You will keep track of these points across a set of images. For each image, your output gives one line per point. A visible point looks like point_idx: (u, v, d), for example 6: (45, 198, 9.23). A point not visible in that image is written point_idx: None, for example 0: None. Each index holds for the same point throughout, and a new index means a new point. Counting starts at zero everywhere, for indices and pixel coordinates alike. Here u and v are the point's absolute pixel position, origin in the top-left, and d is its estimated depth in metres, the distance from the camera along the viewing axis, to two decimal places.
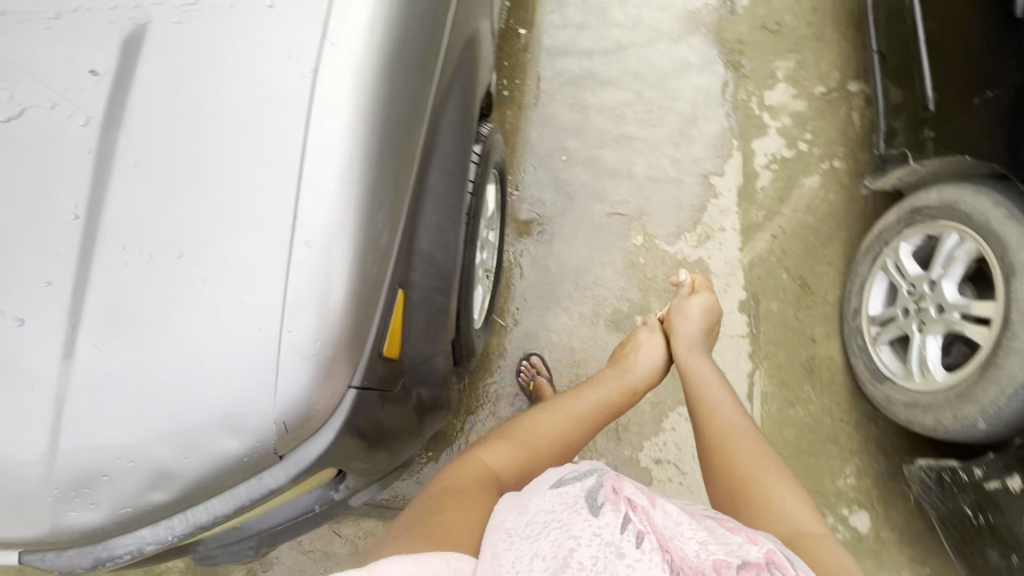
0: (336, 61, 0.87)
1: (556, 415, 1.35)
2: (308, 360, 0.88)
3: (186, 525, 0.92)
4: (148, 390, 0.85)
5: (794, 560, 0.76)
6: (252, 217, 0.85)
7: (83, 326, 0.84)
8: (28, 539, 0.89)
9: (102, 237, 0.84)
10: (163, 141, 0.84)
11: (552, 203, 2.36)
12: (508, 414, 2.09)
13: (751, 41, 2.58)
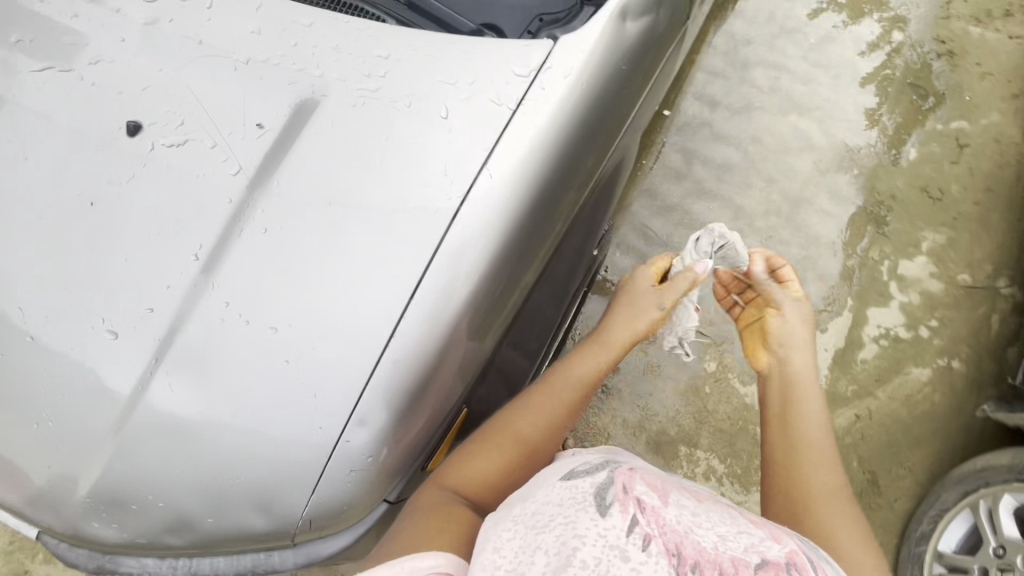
0: (487, 191, 0.82)
1: (533, 406, 1.01)
2: (354, 471, 0.85)
3: (187, 571, 0.92)
4: (200, 444, 0.85)
5: (814, 562, 0.70)
6: (352, 319, 0.83)
7: (167, 363, 0.85)
8: (53, 526, 0.92)
9: (213, 287, 0.84)
10: (297, 215, 0.83)
11: None
12: None
13: (904, 197, 2.22)
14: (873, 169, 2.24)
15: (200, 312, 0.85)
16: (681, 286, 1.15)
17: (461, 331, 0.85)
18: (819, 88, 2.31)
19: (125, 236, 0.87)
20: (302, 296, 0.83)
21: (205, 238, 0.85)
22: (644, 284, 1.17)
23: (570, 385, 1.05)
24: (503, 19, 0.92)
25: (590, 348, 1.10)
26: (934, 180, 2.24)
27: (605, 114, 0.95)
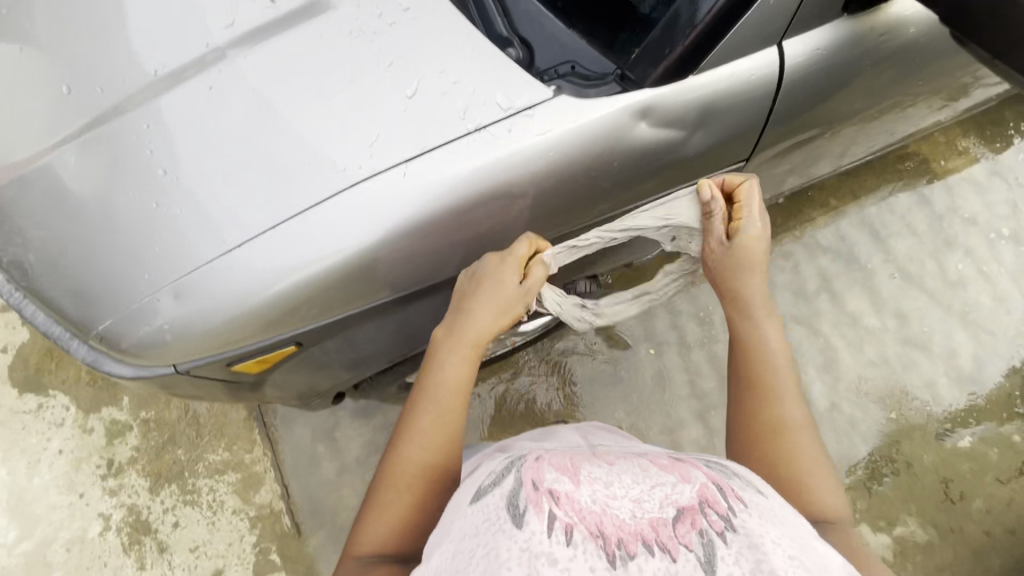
0: (401, 182, 0.83)
1: (419, 425, 0.93)
2: (154, 326, 0.90)
3: (16, 303, 1.03)
4: (66, 217, 0.93)
5: (724, 487, 0.82)
6: (224, 207, 0.85)
7: (83, 139, 0.93)
8: None
9: (148, 107, 0.89)
10: (242, 91, 0.86)
11: (597, 368, 2.20)
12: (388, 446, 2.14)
13: (921, 471, 2.08)
14: (909, 427, 2.13)
15: (126, 118, 0.90)
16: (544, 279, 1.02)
17: (309, 279, 0.85)
18: (924, 322, 2.23)
19: (125, 19, 0.94)
20: (200, 160, 0.86)
21: (171, 62, 0.91)
22: (509, 281, 0.97)
23: (449, 395, 0.94)
24: (542, 51, 0.98)
25: (459, 351, 0.97)
26: (962, 481, 2.07)
27: (568, 187, 0.92)
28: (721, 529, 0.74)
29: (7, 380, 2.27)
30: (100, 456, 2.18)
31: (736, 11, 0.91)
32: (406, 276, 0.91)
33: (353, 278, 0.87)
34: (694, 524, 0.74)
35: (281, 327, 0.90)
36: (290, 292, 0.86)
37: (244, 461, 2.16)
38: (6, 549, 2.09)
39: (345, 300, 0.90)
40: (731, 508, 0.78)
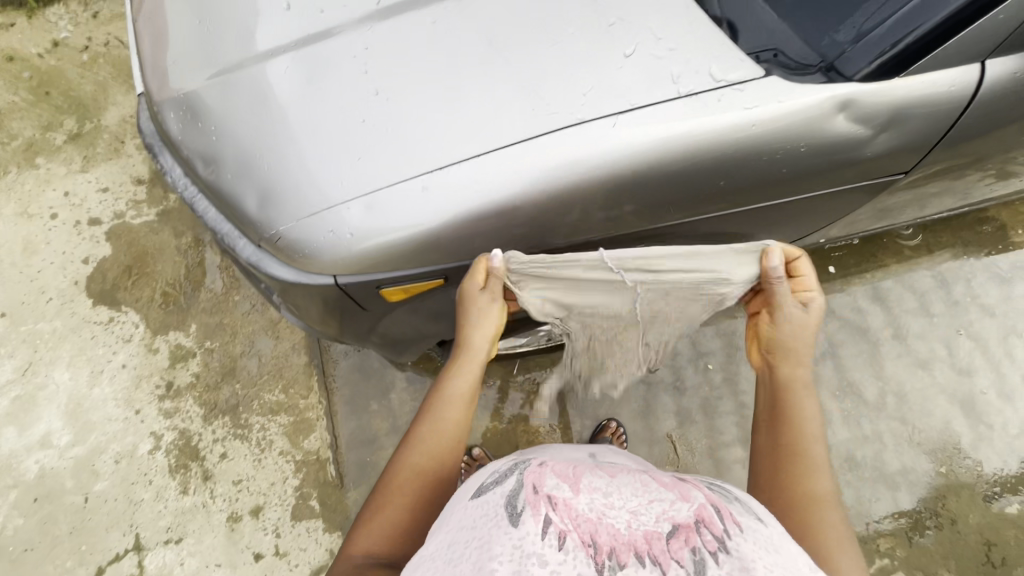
0: (604, 133, 0.95)
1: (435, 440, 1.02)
2: (336, 233, 0.96)
3: (189, 198, 1.10)
4: (265, 119, 1.00)
5: (722, 509, 0.78)
6: (438, 127, 0.95)
7: (295, 51, 1.00)
8: (150, 94, 1.15)
9: (371, 30, 0.99)
10: (465, 33, 0.99)
11: (657, 374, 2.23)
12: None
13: (966, 531, 2.07)
14: (958, 483, 2.12)
15: (345, 38, 1.00)
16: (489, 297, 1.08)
17: (497, 209, 0.95)
18: (986, 385, 2.23)
19: None
20: (421, 82, 0.96)
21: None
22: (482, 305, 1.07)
23: (445, 424, 1.04)
24: (749, 37, 1.06)
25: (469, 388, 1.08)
26: (1006, 547, 2.05)
27: (744, 164, 1.02)
28: (714, 549, 0.70)
29: (83, 291, 2.34)
30: (160, 377, 2.23)
31: (925, 50, 1.02)
32: (575, 222, 1.02)
33: (534, 213, 0.98)
34: (687, 540, 0.71)
35: (457, 252, 1.00)
36: (482, 218, 0.96)
37: (298, 405, 2.19)
38: (58, 451, 2.14)
39: (517, 234, 1.01)
40: (728, 530, 0.74)
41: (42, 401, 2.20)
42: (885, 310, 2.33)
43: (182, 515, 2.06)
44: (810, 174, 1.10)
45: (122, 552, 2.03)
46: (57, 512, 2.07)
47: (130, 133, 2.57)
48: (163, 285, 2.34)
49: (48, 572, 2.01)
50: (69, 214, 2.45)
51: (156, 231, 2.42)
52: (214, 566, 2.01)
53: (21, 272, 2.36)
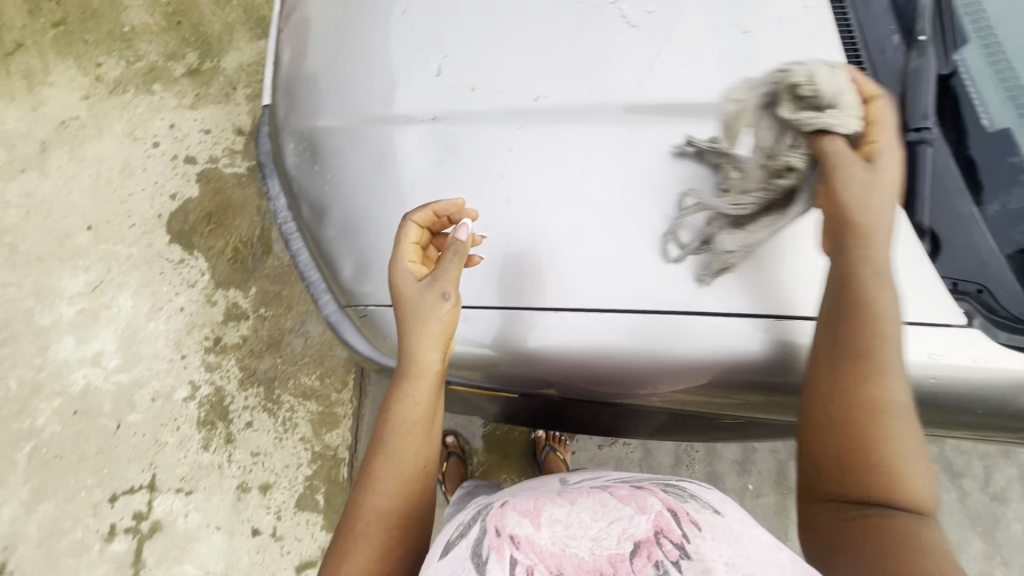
0: (714, 305, 1.00)
1: (386, 460, 0.99)
2: (454, 322, 1.03)
3: (286, 230, 1.07)
4: (383, 183, 0.98)
5: (679, 511, 0.90)
6: (553, 240, 0.99)
7: (437, 126, 1.01)
8: (275, 112, 1.11)
9: (521, 129, 1.02)
10: (620, 168, 1.02)
11: (690, 476, 2.13)
12: (465, 451, 2.14)
13: None
14: None
15: (496, 129, 1.01)
16: (451, 267, 0.94)
17: (611, 360, 1.00)
18: None
19: (535, 45, 1.06)
20: (555, 196, 1.00)
21: (555, 96, 1.04)
22: (413, 284, 0.94)
23: (396, 438, 1.00)
24: (947, 261, 1.07)
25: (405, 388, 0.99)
26: None
27: None
28: (676, 558, 0.81)
29: (164, 225, 2.41)
30: (211, 330, 2.28)
31: None
32: (671, 379, 1.02)
33: (643, 367, 1.01)
34: (650, 557, 0.81)
35: (554, 381, 1.04)
36: (575, 354, 1.00)
37: (329, 397, 2.21)
38: (105, 372, 2.24)
39: (616, 379, 1.02)
40: (686, 534, 0.85)
41: (102, 321, 2.30)
42: (956, 484, 2.12)
43: (198, 469, 2.14)
44: (913, 409, 1.06)
45: (137, 487, 2.13)
46: (91, 429, 2.18)
47: (243, 82, 2.60)
48: (236, 241, 2.38)
49: (69, 483, 2.13)
50: (170, 146, 2.52)
51: (242, 186, 2.45)
52: (213, 528, 2.08)
53: (114, 192, 2.46)
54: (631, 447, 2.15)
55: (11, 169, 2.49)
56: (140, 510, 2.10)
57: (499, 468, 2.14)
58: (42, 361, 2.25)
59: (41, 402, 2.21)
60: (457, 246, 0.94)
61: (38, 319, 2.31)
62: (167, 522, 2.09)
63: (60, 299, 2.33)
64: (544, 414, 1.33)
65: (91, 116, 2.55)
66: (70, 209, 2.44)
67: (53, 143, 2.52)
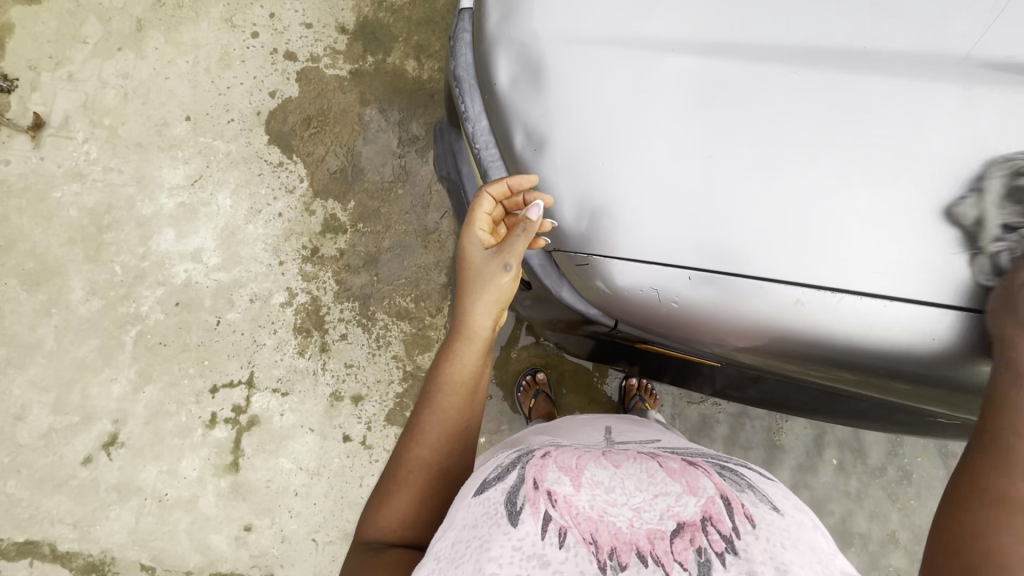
0: (922, 290, 0.87)
1: (430, 415, 0.98)
2: (692, 284, 0.94)
3: (472, 117, 1.07)
4: (596, 88, 0.94)
5: (732, 501, 0.77)
6: (757, 179, 0.89)
7: (670, 38, 0.93)
8: (484, 20, 1.05)
9: (748, 67, 0.90)
10: (868, 107, 0.87)
11: (774, 443, 2.12)
12: (553, 389, 2.16)
13: None
14: None
15: (718, 63, 0.91)
16: (521, 241, 0.96)
17: (780, 324, 0.93)
18: None
19: None
20: (777, 128, 0.89)
21: (820, 14, 0.91)
22: (481, 253, 1.02)
23: (442, 392, 0.99)
24: None
25: (459, 347, 1.01)
26: None
27: None
28: (721, 550, 0.71)
29: (262, 124, 2.32)
30: (309, 240, 2.26)
31: None
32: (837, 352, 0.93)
33: (812, 333, 0.92)
34: (693, 541, 0.72)
35: (712, 334, 0.99)
36: (752, 319, 0.94)
37: (423, 320, 2.21)
38: (205, 269, 2.26)
39: (778, 342, 0.96)
40: (736, 528, 0.73)
41: (202, 217, 2.29)
42: None
43: (294, 373, 2.20)
44: None
45: (236, 381, 2.21)
46: (192, 322, 2.24)
47: None
48: (336, 149, 2.30)
49: (172, 370, 2.23)
50: (269, 37, 2.37)
51: (344, 91, 2.32)
52: (307, 429, 2.18)
53: (212, 82, 2.35)
54: (721, 408, 2.14)
55: (107, 46, 2.39)
56: (238, 404, 2.20)
57: (584, 410, 2.17)
58: (145, 250, 2.28)
59: (144, 291, 2.26)
60: (525, 224, 0.95)
61: (140, 209, 2.31)
62: (264, 419, 2.19)
63: (160, 190, 2.31)
64: (680, 369, 1.29)
65: None
66: (168, 96, 2.36)
67: (150, 22, 2.40)
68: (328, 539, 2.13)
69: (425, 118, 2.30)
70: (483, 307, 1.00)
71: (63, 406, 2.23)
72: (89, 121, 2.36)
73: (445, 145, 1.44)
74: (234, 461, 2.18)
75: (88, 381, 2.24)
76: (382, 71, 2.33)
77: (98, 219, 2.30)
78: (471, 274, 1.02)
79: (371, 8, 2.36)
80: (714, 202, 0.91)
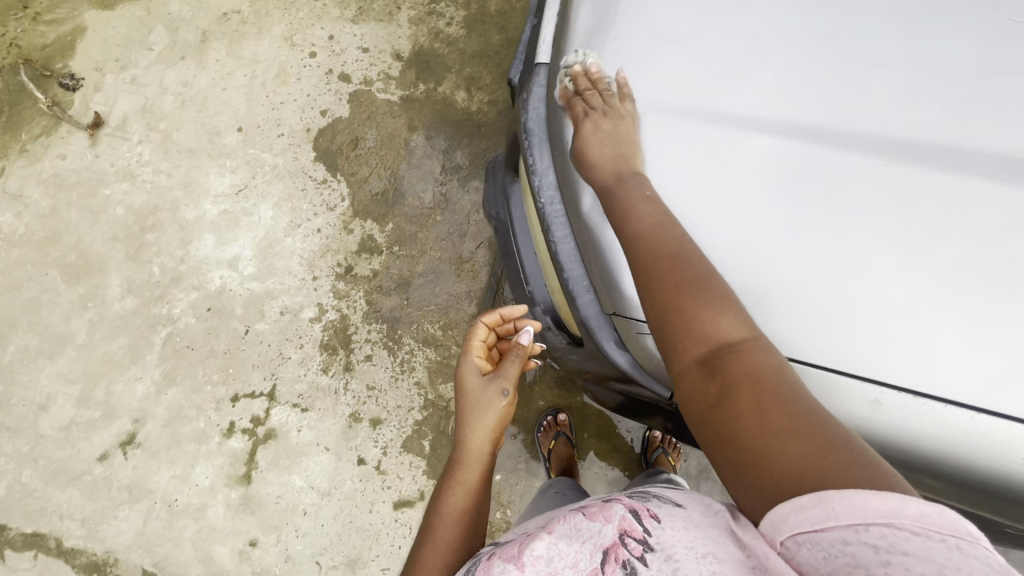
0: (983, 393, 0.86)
1: (435, 543, 0.99)
2: None
3: (539, 169, 1.09)
4: (670, 159, 0.98)
5: (640, 509, 0.79)
6: (823, 265, 0.91)
7: (748, 118, 0.96)
8: (559, 78, 1.07)
9: (824, 154, 0.93)
10: (938, 206, 0.90)
11: None
12: (574, 432, 2.12)
13: None
14: None
15: (795, 147, 0.94)
16: (512, 367, 1.13)
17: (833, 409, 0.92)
18: None
19: (889, 52, 0.96)
20: (845, 217, 0.91)
21: (897, 111, 0.94)
22: (475, 378, 1.14)
23: (448, 515, 1.02)
24: None
25: (463, 469, 1.07)
26: None
27: None
28: (641, 553, 0.73)
29: (311, 141, 2.37)
30: (344, 258, 2.28)
31: None
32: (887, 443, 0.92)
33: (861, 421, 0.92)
34: (616, 558, 0.73)
35: None
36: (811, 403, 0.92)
37: (448, 348, 2.20)
38: (239, 277, 2.29)
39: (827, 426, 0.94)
40: (647, 528, 0.75)
41: (242, 227, 2.33)
42: None
43: (315, 390, 2.20)
44: None
45: (258, 393, 2.21)
46: (221, 329, 2.26)
47: (408, 2, 2.46)
48: (379, 171, 2.33)
49: (196, 375, 2.24)
50: (326, 58, 2.43)
51: (393, 116, 2.37)
52: (323, 448, 2.16)
53: (267, 97, 2.42)
54: None
55: (171, 54, 2.48)
56: (257, 415, 2.20)
57: (604, 457, 2.12)
58: (184, 254, 2.32)
59: (178, 293, 2.29)
60: (519, 347, 1.14)
61: (183, 212, 2.35)
62: (281, 433, 2.18)
63: (205, 196, 2.36)
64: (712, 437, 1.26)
65: (253, 13, 2.50)
66: (223, 107, 2.43)
67: (214, 35, 2.49)
68: (331, 564, 2.08)
69: (470, 148, 2.33)
70: (478, 428, 1.09)
71: (86, 400, 2.25)
72: (145, 123, 2.43)
73: (497, 186, 1.45)
74: (247, 473, 2.16)
75: (114, 377, 2.25)
76: (432, 99, 2.37)
77: (143, 218, 2.35)
78: (466, 400, 1.13)
79: (427, 37, 2.42)
80: (776, 280, 0.92)
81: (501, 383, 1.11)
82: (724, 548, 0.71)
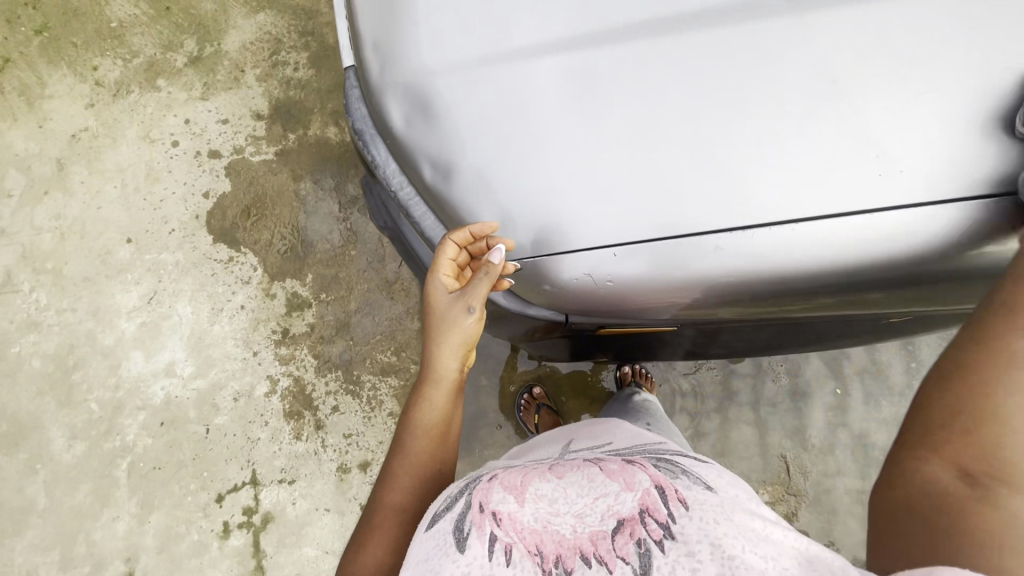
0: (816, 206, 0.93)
1: (404, 458, 1.04)
2: (618, 258, 0.99)
3: (382, 164, 1.14)
4: (477, 106, 0.99)
5: (668, 489, 0.81)
6: (645, 150, 0.94)
7: (532, 43, 0.98)
8: (367, 78, 1.13)
9: (610, 50, 0.95)
10: (728, 56, 0.92)
11: (777, 390, 2.15)
12: (552, 399, 2.17)
13: None
14: None
15: (582, 54, 0.96)
16: (482, 285, 1.04)
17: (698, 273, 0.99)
18: None
19: None
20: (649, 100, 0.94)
21: None
22: (444, 295, 1.10)
23: (415, 436, 1.05)
24: None
25: (434, 391, 1.08)
26: None
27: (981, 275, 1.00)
28: (660, 538, 0.75)
29: (204, 226, 2.34)
30: (277, 323, 2.25)
31: None
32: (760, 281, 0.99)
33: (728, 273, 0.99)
34: (632, 535, 0.76)
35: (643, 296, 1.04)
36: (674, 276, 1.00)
37: (408, 369, 2.21)
38: (181, 381, 2.24)
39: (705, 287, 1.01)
40: (672, 514, 0.77)
41: (166, 331, 2.28)
42: None
43: (295, 458, 2.17)
44: None
45: (240, 484, 2.16)
46: (181, 438, 2.20)
47: (250, 62, 2.45)
48: (281, 230, 2.32)
49: (173, 491, 2.17)
50: (190, 142, 2.41)
51: (276, 174, 2.36)
52: (323, 510, 2.13)
53: (145, 200, 2.37)
54: (716, 372, 2.18)
55: (33, 193, 2.40)
56: (248, 505, 2.15)
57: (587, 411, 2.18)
58: (117, 379, 2.25)
59: (126, 420, 2.22)
60: (487, 268, 1.02)
61: (102, 340, 2.28)
62: (278, 512, 2.14)
63: (118, 317, 2.30)
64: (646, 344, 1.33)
65: (101, 124, 2.44)
66: (105, 224, 2.37)
67: (69, 159, 2.42)
68: None
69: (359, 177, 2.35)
70: (449, 352, 1.07)
71: (70, 560, 2.15)
72: (31, 268, 2.35)
73: (374, 200, 1.50)
74: (258, 564, 2.11)
75: (90, 527, 2.16)
76: (306, 144, 2.38)
77: (63, 361, 2.27)
78: (435, 315, 1.10)
79: (280, 88, 2.43)
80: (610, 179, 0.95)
81: (465, 303, 1.06)
82: (748, 547, 0.73)
